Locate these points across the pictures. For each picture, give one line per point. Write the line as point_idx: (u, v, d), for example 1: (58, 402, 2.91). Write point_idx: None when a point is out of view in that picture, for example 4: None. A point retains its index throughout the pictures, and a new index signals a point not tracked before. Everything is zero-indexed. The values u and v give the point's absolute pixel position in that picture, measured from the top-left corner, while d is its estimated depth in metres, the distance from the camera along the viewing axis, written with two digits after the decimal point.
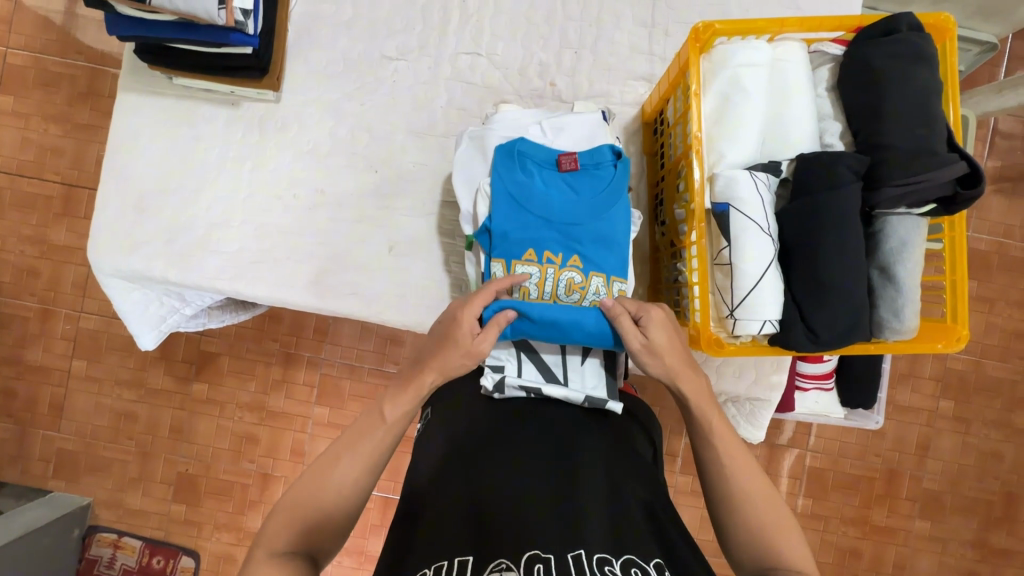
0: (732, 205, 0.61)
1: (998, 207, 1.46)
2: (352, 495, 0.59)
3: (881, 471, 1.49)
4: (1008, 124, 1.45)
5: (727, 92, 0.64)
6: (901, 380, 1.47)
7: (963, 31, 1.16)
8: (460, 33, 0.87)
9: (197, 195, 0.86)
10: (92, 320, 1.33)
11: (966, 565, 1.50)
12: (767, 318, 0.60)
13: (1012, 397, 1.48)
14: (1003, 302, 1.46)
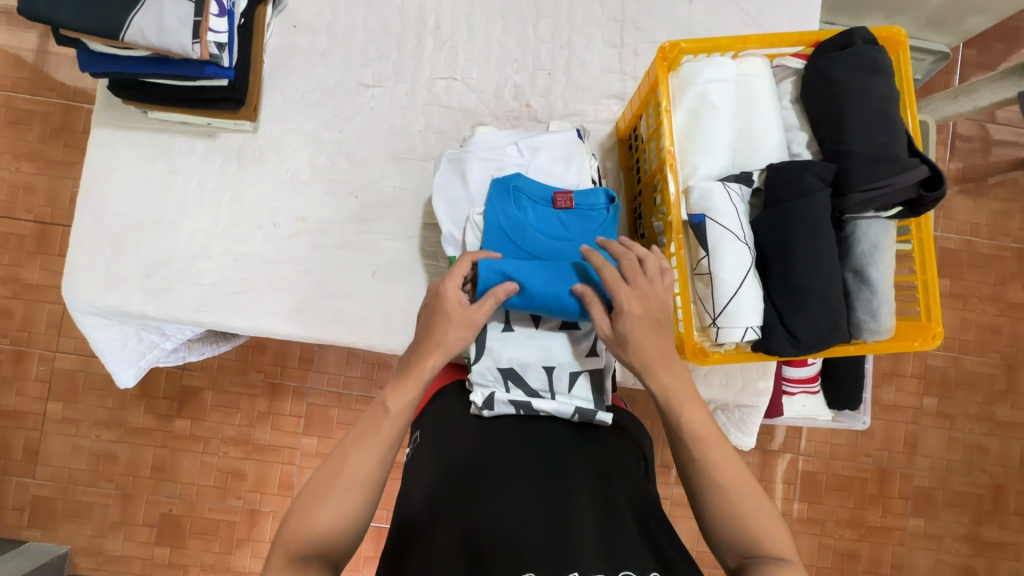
0: (708, 216, 0.62)
1: (963, 207, 1.52)
2: (363, 496, 0.56)
3: (872, 471, 1.50)
4: (966, 127, 1.52)
5: (697, 107, 0.65)
6: (885, 379, 1.50)
7: (916, 42, 1.22)
8: (435, 59, 0.88)
9: (174, 228, 0.85)
10: (67, 360, 1.29)
11: (961, 561, 1.51)
12: (749, 324, 0.61)
13: (991, 391, 1.52)
14: (974, 298, 1.51)
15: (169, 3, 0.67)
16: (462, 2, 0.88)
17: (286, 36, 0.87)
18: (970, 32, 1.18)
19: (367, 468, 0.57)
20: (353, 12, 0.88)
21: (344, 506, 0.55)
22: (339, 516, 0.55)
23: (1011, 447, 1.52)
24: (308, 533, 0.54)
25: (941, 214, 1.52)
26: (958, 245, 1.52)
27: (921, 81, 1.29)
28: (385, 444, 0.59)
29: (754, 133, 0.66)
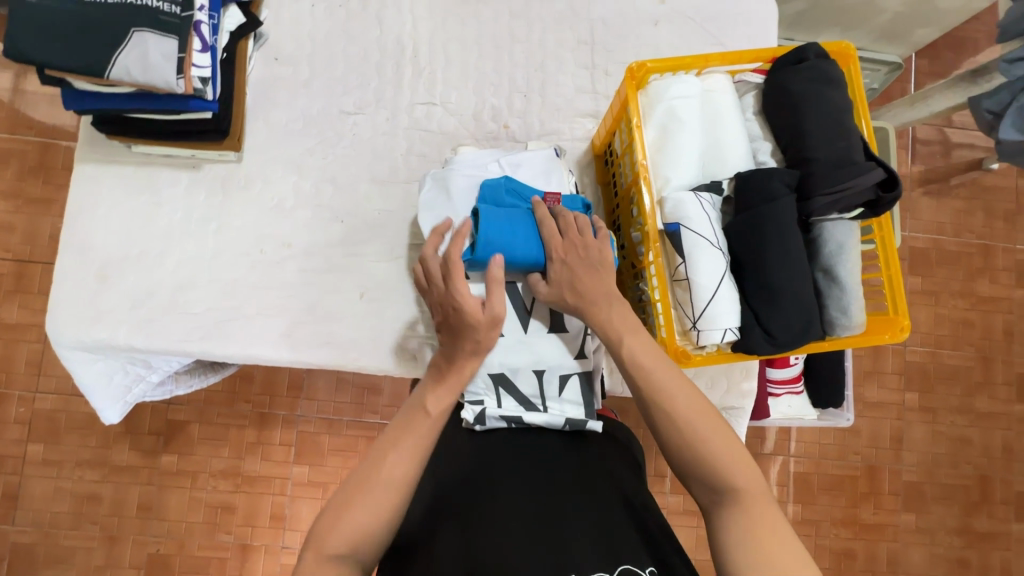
0: (682, 224, 0.65)
1: (928, 207, 1.58)
2: (400, 493, 0.59)
3: (862, 468, 1.53)
4: (924, 132, 1.59)
5: (665, 122, 0.69)
6: (866, 377, 1.54)
7: (871, 53, 1.29)
8: (414, 86, 0.91)
9: (161, 258, 0.86)
10: (48, 400, 1.26)
11: (954, 554, 1.54)
12: (727, 326, 0.64)
13: (969, 383, 1.56)
14: (944, 294, 1.57)
15: (153, 39, 0.67)
16: (438, 31, 0.92)
17: (269, 68, 0.90)
18: (919, 43, 1.25)
19: (406, 465, 0.60)
20: (334, 44, 0.91)
21: (382, 501, 0.57)
22: (378, 511, 0.57)
23: (993, 437, 1.56)
24: (347, 529, 0.55)
25: (908, 214, 1.58)
26: (926, 243, 1.58)
27: (879, 90, 1.36)
28: (424, 442, 0.61)
29: (721, 145, 0.69)
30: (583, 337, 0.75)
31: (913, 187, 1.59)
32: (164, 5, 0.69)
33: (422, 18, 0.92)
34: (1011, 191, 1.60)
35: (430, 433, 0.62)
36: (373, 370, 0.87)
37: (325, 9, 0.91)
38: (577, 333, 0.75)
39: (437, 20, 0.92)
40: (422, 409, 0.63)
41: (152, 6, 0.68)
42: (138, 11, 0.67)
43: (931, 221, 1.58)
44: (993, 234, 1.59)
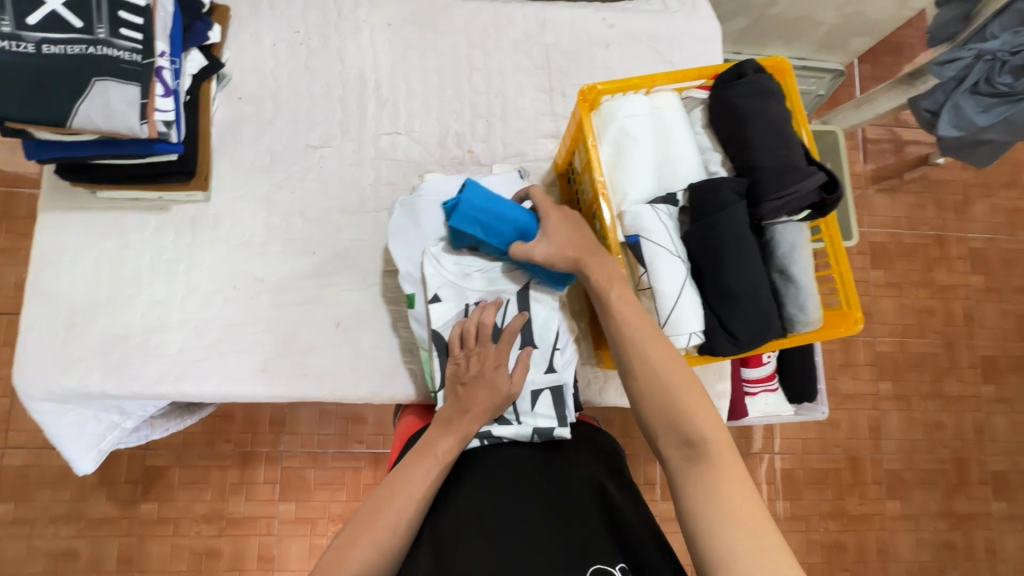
0: (642, 236, 0.68)
1: (883, 203, 1.66)
2: (401, 538, 0.61)
3: (844, 460, 1.56)
4: (872, 132, 1.68)
5: (619, 139, 0.72)
6: (841, 370, 1.58)
7: (815, 62, 1.36)
8: (379, 117, 0.94)
9: (131, 301, 0.85)
10: (18, 456, 1.23)
11: (939, 537, 1.57)
12: (691, 330, 0.66)
13: (937, 368, 1.62)
14: (905, 285, 1.63)
15: (114, 88, 0.68)
16: (400, 64, 0.95)
17: (234, 108, 0.91)
18: (857, 51, 1.33)
19: (408, 511, 0.62)
20: (297, 81, 0.93)
21: (384, 546, 0.59)
22: (379, 557, 0.59)
23: (964, 420, 1.62)
24: None
25: (865, 211, 1.66)
26: (884, 237, 1.65)
27: (825, 96, 1.44)
28: (428, 488, 0.63)
29: (675, 157, 0.73)
30: (553, 352, 0.77)
31: (867, 185, 1.67)
32: (125, 53, 0.69)
33: (383, 52, 0.95)
34: (957, 183, 1.69)
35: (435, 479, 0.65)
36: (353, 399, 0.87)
37: (287, 48, 0.93)
38: (546, 348, 0.77)
39: (397, 54, 0.95)
40: (428, 454, 0.66)
41: (112, 55, 0.69)
42: (98, 60, 0.68)
43: (886, 216, 1.66)
44: (946, 225, 1.67)
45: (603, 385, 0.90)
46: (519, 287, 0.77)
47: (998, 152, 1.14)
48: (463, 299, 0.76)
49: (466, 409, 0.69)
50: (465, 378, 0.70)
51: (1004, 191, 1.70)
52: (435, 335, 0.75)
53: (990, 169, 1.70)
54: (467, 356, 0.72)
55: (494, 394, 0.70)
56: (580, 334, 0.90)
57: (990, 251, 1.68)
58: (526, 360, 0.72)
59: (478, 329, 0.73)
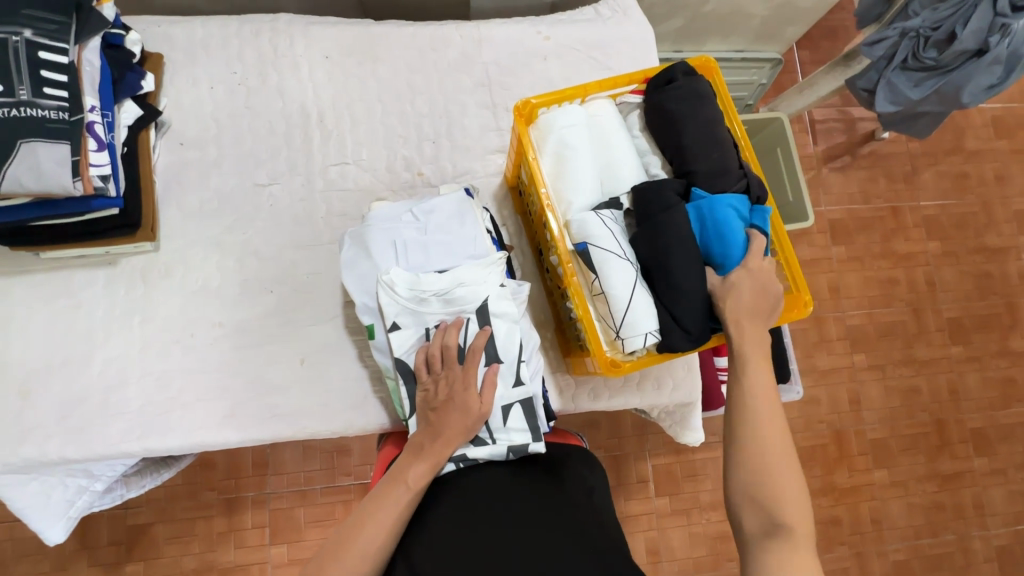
0: (589, 242, 0.69)
1: (835, 181, 1.71)
2: (369, 567, 0.62)
3: (829, 436, 1.59)
4: (818, 113, 1.73)
5: (559, 150, 0.74)
6: (815, 347, 1.62)
7: (751, 52, 1.40)
8: (325, 149, 0.94)
9: (85, 361, 0.83)
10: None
11: (928, 500, 1.61)
12: (647, 330, 0.67)
13: (907, 335, 1.67)
14: (867, 258, 1.68)
15: (42, 149, 0.67)
16: (340, 94, 0.95)
17: (177, 155, 0.91)
18: (791, 39, 1.37)
19: (379, 538, 0.63)
20: (239, 121, 0.93)
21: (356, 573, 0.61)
22: None
23: (938, 382, 1.66)
24: None
25: (820, 190, 1.70)
26: (842, 214, 1.69)
27: (768, 84, 1.48)
28: (398, 518, 0.64)
29: (614, 160, 0.74)
30: (518, 365, 0.77)
31: (819, 165, 1.71)
32: (51, 112, 0.68)
33: (323, 84, 0.95)
34: (904, 155, 1.75)
35: (407, 506, 0.65)
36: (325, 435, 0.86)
37: (226, 90, 0.93)
38: (512, 362, 0.76)
39: (338, 85, 0.95)
40: (399, 481, 0.66)
41: (36, 115, 0.67)
42: (22, 122, 0.66)
43: (841, 193, 1.71)
44: (898, 195, 1.73)
45: (575, 392, 0.89)
46: (477, 305, 0.76)
47: (937, 122, 1.19)
48: (422, 325, 0.76)
49: (437, 433, 0.68)
50: (435, 403, 0.70)
51: (948, 158, 1.77)
52: (398, 364, 0.75)
53: (933, 138, 1.77)
54: (435, 380, 0.72)
55: (466, 415, 0.69)
56: (547, 343, 0.90)
57: (942, 216, 1.74)
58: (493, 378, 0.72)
59: (443, 353, 0.73)
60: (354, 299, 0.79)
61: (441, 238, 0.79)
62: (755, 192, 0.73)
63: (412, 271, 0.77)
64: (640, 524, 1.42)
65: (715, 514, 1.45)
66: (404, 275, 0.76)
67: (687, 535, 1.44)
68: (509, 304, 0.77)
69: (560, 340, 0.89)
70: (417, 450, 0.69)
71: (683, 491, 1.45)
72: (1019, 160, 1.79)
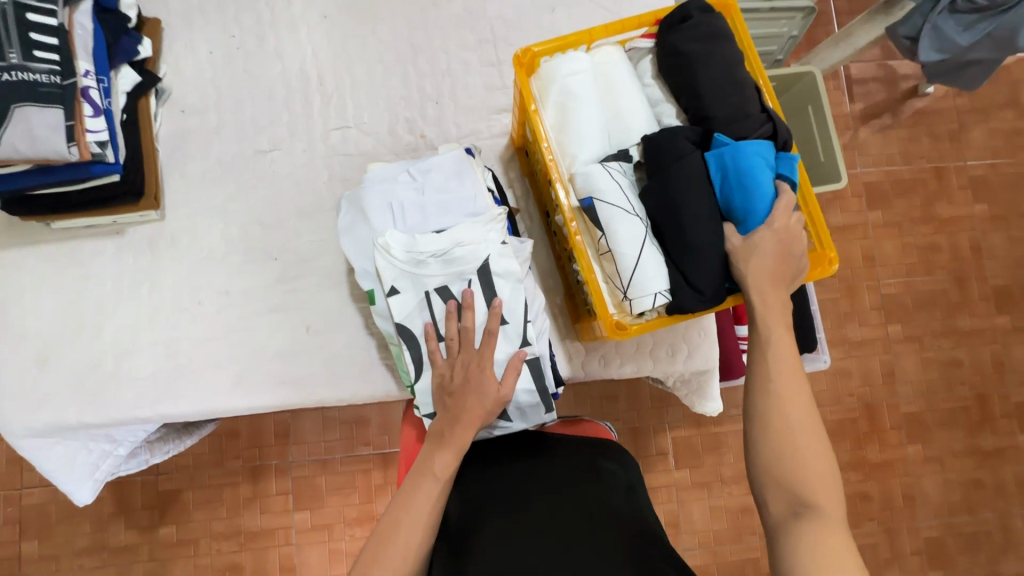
0: (594, 197, 0.65)
1: (873, 142, 1.60)
2: (412, 560, 0.63)
3: (860, 409, 1.52)
4: (855, 68, 1.61)
5: (562, 101, 0.69)
6: (846, 318, 1.54)
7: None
8: (326, 114, 0.91)
9: (99, 329, 0.84)
10: (35, 494, 1.28)
11: (967, 477, 1.53)
12: (656, 290, 0.64)
13: (948, 305, 1.57)
14: (907, 223, 1.58)
15: (35, 114, 0.66)
16: (339, 55, 0.92)
17: (178, 123, 0.90)
18: None
19: (417, 533, 0.64)
20: (238, 87, 0.91)
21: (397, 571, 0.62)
22: None
23: (981, 353, 1.57)
24: None
25: (856, 152, 1.59)
26: (880, 177, 1.59)
27: (799, 36, 1.36)
28: (432, 508, 0.65)
29: (622, 108, 0.70)
30: (525, 325, 0.74)
31: (856, 125, 1.60)
32: (42, 76, 0.67)
33: (322, 46, 0.92)
34: (952, 111, 1.61)
35: (436, 497, 0.66)
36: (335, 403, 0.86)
37: (225, 55, 0.91)
38: (517, 322, 0.74)
39: (336, 47, 0.92)
40: (426, 473, 0.66)
41: (28, 79, 0.67)
42: (13, 85, 0.66)
43: (879, 154, 1.59)
44: (942, 155, 1.60)
45: (585, 359, 0.86)
46: (478, 266, 0.74)
47: (989, 71, 1.08)
48: (422, 288, 0.74)
49: (455, 418, 0.67)
50: (452, 388, 0.69)
51: (1001, 113, 1.63)
52: (401, 329, 0.74)
53: (984, 91, 1.63)
54: (451, 362, 0.71)
55: (483, 397, 0.68)
56: (556, 309, 0.87)
57: (992, 177, 1.61)
58: (518, 364, 0.71)
59: (461, 336, 0.72)
60: (353, 264, 0.78)
61: (438, 196, 0.77)
62: (780, 138, 0.68)
63: (409, 232, 0.75)
64: (659, 497, 1.40)
65: (738, 488, 1.42)
66: (400, 236, 0.74)
67: (708, 509, 1.41)
68: (512, 262, 0.75)
69: (570, 306, 0.86)
70: (436, 442, 0.68)
71: (704, 465, 1.42)
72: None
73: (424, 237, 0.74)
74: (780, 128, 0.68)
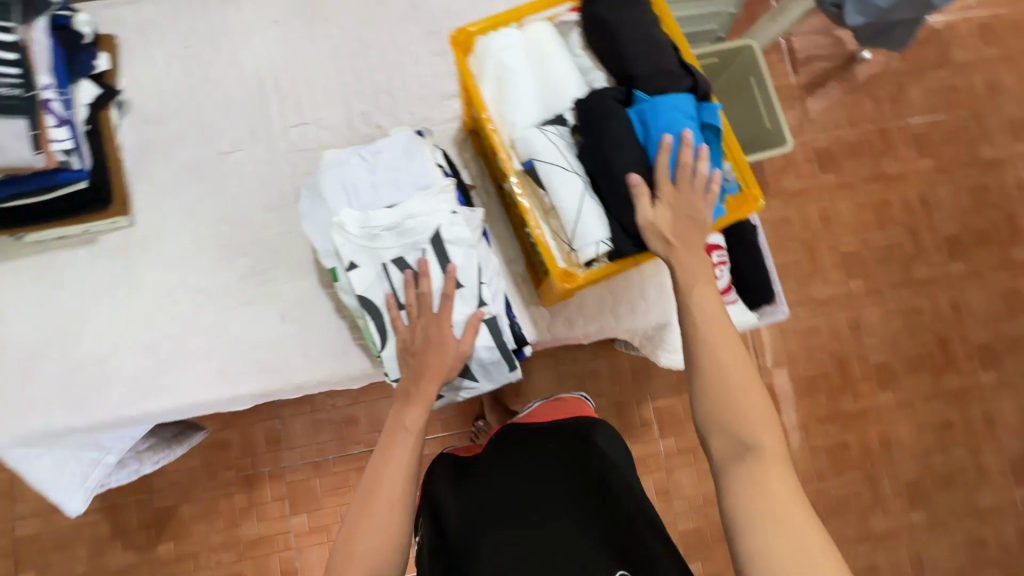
0: (534, 159, 0.73)
1: (818, 110, 1.68)
2: (399, 507, 0.67)
3: (831, 363, 1.59)
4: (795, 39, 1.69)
5: (499, 75, 0.77)
6: (810, 278, 1.60)
7: None
8: (284, 112, 0.95)
9: (77, 336, 0.87)
10: (27, 524, 1.29)
11: (938, 418, 1.61)
12: (598, 239, 0.72)
13: (903, 257, 1.65)
14: (858, 183, 1.66)
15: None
16: (293, 57, 0.96)
17: (140, 133, 0.93)
18: None
19: (400, 483, 0.69)
20: (197, 93, 0.95)
21: (387, 520, 0.66)
22: (385, 534, 0.66)
23: (940, 299, 1.65)
24: (362, 553, 0.65)
25: (807, 118, 1.67)
26: (828, 142, 1.67)
27: (737, 13, 1.40)
28: (410, 457, 0.71)
29: (555, 77, 0.77)
30: (480, 287, 0.80)
31: (801, 95, 1.68)
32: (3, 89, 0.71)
33: (276, 49, 0.96)
34: (889, 76, 1.70)
35: (411, 447, 0.72)
36: (314, 386, 0.90)
37: (182, 64, 0.95)
38: (472, 285, 0.79)
39: (288, 50, 0.97)
40: (399, 428, 0.73)
41: None
42: None
43: (825, 121, 1.67)
44: (884, 117, 1.69)
45: (550, 321, 0.92)
46: (431, 235, 0.79)
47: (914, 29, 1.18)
48: (380, 261, 0.79)
49: (421, 372, 0.74)
50: (414, 348, 0.75)
51: (934, 73, 1.71)
52: (363, 301, 0.79)
53: (920, 52, 1.71)
54: (412, 328, 0.77)
55: (444, 353, 0.75)
56: (518, 277, 0.92)
57: (932, 133, 1.70)
58: (475, 323, 0.77)
59: (419, 301, 0.77)
60: (315, 245, 0.83)
61: (389, 175, 0.80)
62: (701, 89, 0.75)
63: (363, 209, 0.79)
64: (647, 467, 1.45)
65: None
66: (354, 214, 0.78)
67: (697, 473, 1.46)
68: (463, 230, 0.80)
69: (531, 271, 0.91)
70: (405, 400, 0.74)
71: (687, 431, 1.47)
72: (1008, 67, 1.74)
73: (377, 214, 0.78)
74: (700, 80, 0.75)
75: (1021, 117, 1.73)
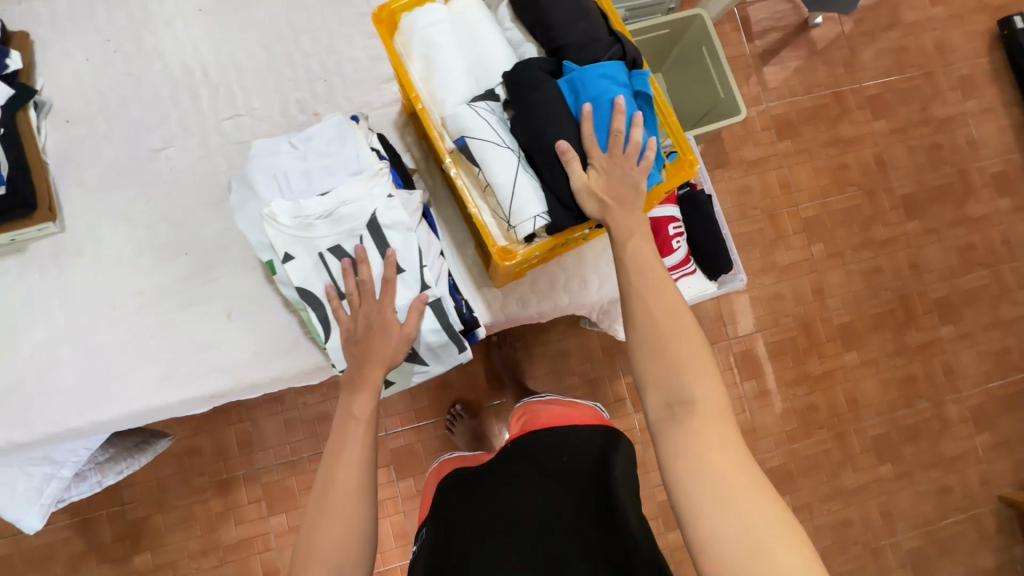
0: (465, 135, 0.74)
1: (777, 79, 1.74)
2: (358, 497, 0.69)
3: (797, 327, 1.69)
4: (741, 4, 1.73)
5: (424, 53, 0.79)
6: (756, 244, 1.69)
7: None
8: (215, 105, 0.93)
9: (14, 346, 0.85)
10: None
11: (898, 371, 1.71)
12: (535, 214, 0.74)
13: (861, 219, 1.74)
14: (807, 153, 1.74)
15: None
16: (220, 46, 0.94)
17: (61, 137, 0.91)
18: None
19: (357, 474, 0.70)
20: (122, 88, 0.92)
21: (347, 515, 0.68)
22: (347, 528, 0.67)
23: (898, 257, 1.74)
24: (326, 550, 0.66)
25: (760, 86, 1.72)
26: (784, 110, 1.73)
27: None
28: (364, 447, 0.71)
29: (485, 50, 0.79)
30: (421, 271, 0.81)
31: (755, 62, 1.74)
32: None
33: (201, 38, 0.94)
34: (840, 39, 1.77)
35: (363, 436, 0.72)
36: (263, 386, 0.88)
37: (100, 61, 0.92)
38: (414, 269, 0.81)
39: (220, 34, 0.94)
40: (349, 419, 0.73)
41: None
42: None
43: (781, 90, 1.74)
44: (839, 82, 1.76)
45: (504, 302, 0.92)
46: (367, 221, 0.80)
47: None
48: (321, 249, 0.80)
49: (364, 359, 0.74)
50: (357, 336, 0.76)
51: (887, 34, 1.79)
52: (302, 292, 0.80)
53: (870, 14, 1.79)
54: (354, 316, 0.77)
55: (388, 338, 0.76)
56: (467, 260, 0.92)
57: (886, 94, 1.78)
58: (419, 306, 0.77)
59: (360, 289, 0.78)
60: (252, 239, 0.84)
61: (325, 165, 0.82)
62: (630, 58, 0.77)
63: (295, 200, 0.80)
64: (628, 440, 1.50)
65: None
66: (286, 205, 0.79)
67: None
68: (400, 213, 0.81)
69: (480, 252, 0.91)
70: (350, 393, 0.74)
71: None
72: (956, 25, 1.82)
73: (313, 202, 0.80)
74: (629, 49, 0.78)
75: (971, 74, 1.82)
